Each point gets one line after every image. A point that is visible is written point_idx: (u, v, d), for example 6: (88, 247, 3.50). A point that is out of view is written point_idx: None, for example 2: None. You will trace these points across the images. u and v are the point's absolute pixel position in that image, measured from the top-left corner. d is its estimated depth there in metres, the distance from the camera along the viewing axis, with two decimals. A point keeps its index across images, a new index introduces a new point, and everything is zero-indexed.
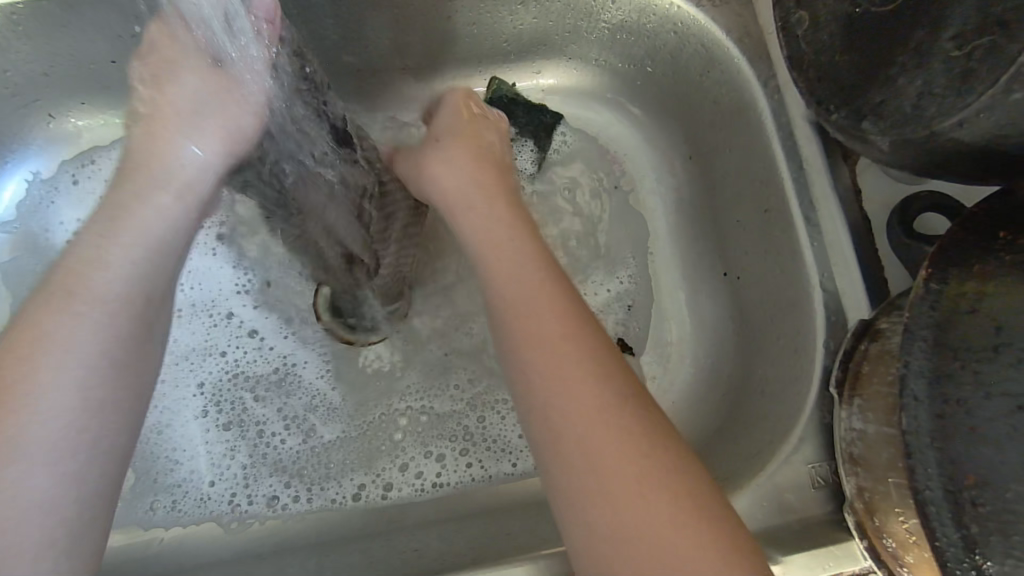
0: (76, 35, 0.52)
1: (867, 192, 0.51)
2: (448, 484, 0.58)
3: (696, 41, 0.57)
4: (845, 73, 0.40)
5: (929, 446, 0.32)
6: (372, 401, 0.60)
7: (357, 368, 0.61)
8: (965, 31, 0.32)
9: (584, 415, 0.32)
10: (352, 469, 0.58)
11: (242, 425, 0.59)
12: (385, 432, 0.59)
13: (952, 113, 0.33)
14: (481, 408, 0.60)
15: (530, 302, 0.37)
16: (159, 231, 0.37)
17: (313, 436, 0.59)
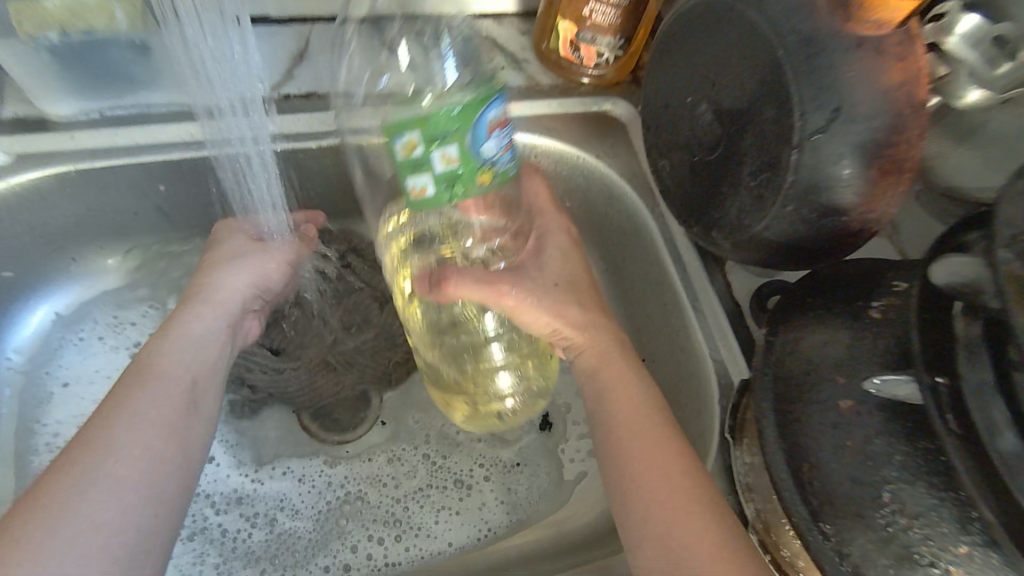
0: (110, 194, 0.65)
1: (737, 284, 0.66)
2: (394, 559, 0.63)
3: (600, 181, 0.75)
4: (696, 197, 0.56)
5: (779, 446, 0.44)
6: (321, 492, 0.66)
7: (312, 460, 0.67)
8: (754, 171, 0.48)
9: (653, 478, 0.49)
10: (307, 554, 0.63)
11: (209, 525, 0.64)
12: (336, 521, 0.64)
13: (760, 220, 0.49)
14: (423, 493, 0.66)
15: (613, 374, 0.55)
16: (188, 351, 0.53)
17: (269, 524, 0.64)
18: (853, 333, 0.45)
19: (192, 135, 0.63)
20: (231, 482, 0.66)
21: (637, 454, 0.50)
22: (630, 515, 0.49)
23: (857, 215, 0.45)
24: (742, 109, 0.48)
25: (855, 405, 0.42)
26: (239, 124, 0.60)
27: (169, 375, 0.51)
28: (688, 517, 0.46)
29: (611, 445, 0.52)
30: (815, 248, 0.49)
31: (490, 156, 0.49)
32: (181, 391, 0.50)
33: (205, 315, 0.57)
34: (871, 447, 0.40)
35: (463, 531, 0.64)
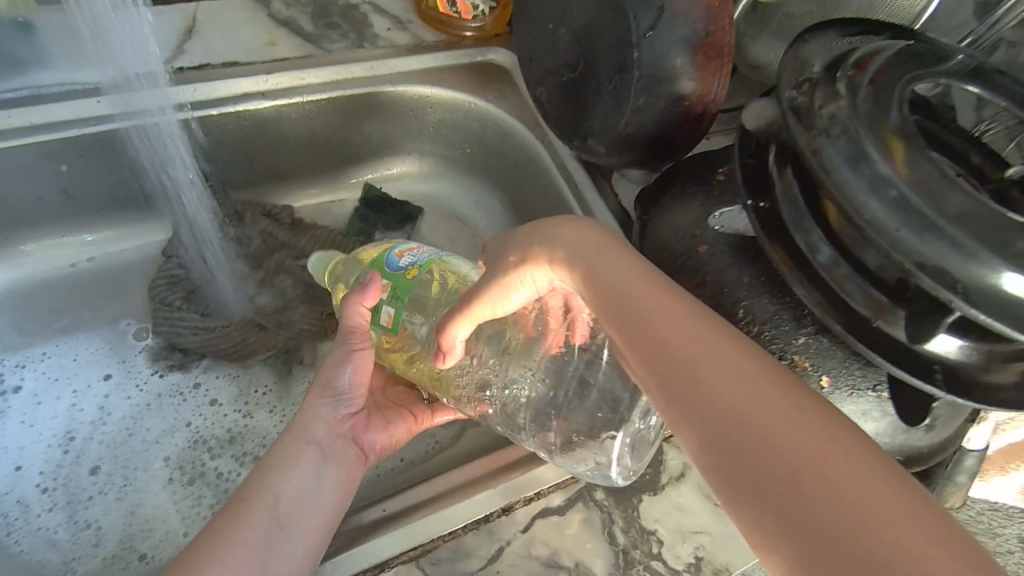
0: (12, 178, 0.65)
1: (622, 194, 0.75)
2: (355, 478, 0.67)
3: (493, 122, 0.81)
4: (570, 113, 0.64)
5: None
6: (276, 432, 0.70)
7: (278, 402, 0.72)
8: (610, 76, 0.56)
9: (748, 403, 0.32)
10: None
11: (199, 461, 0.68)
12: None
13: (620, 118, 0.57)
14: None
15: (635, 287, 0.41)
16: (279, 475, 0.48)
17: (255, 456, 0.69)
18: (706, 195, 0.54)
19: (91, 111, 0.65)
20: (224, 418, 0.70)
21: (700, 364, 0.35)
22: (724, 451, 0.32)
23: (696, 98, 0.54)
24: (590, 23, 0.56)
25: (709, 248, 0.50)
26: (150, 96, 0.65)
27: (249, 505, 0.45)
28: (830, 457, 0.30)
29: (645, 349, 0.38)
30: (667, 135, 0.57)
31: (410, 262, 0.57)
32: (269, 522, 0.45)
33: (302, 451, 0.50)
34: (724, 278, 0.48)
35: (412, 450, 0.70)
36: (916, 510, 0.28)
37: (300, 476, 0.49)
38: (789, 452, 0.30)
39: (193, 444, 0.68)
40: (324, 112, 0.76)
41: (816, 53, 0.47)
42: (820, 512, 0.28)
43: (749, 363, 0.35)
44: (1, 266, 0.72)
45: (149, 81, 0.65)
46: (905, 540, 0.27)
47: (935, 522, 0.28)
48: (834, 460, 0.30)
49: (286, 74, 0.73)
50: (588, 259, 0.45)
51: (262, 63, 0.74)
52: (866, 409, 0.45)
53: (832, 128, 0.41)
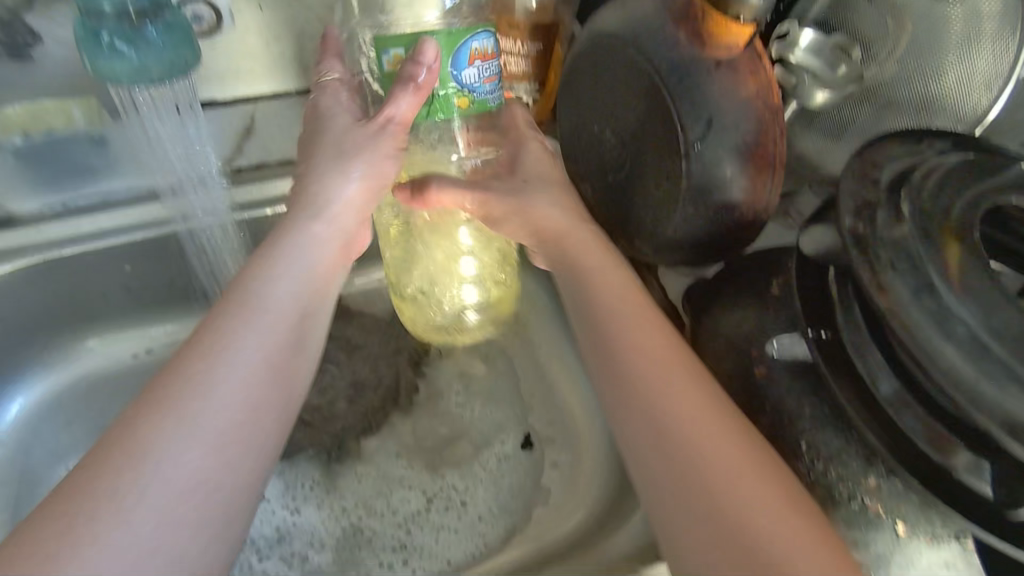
0: (80, 278, 0.69)
1: (671, 286, 0.73)
2: None
3: None
4: (614, 213, 0.63)
5: None
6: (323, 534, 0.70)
7: (324, 497, 0.73)
8: (656, 183, 0.56)
9: (681, 430, 0.43)
10: None
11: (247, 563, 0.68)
12: (355, 554, 0.69)
13: (669, 224, 0.56)
14: (429, 516, 0.71)
15: (623, 323, 0.51)
16: (270, 284, 0.51)
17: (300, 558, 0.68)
18: (762, 307, 0.51)
19: (156, 215, 0.68)
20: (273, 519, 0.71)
21: (659, 400, 0.45)
22: (659, 473, 0.42)
23: (747, 207, 0.53)
24: (635, 130, 0.56)
25: (767, 370, 0.47)
26: (199, 200, 0.68)
27: (246, 320, 0.48)
28: (738, 477, 0.40)
29: (622, 397, 0.47)
30: (717, 241, 0.55)
31: (469, 84, 0.57)
32: (205, 396, 0.44)
33: (255, 323, 0.48)
34: (784, 403, 0.46)
35: (458, 551, 0.69)
36: (788, 523, 0.38)
37: (282, 274, 0.52)
38: (710, 489, 0.40)
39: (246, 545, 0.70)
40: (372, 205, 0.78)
41: (882, 157, 0.44)
42: (693, 479, 0.41)
43: (707, 404, 0.44)
44: (64, 365, 0.73)
45: (201, 187, 0.67)
46: (766, 527, 0.38)
47: (808, 534, 0.38)
48: (711, 442, 0.42)
49: None
50: (604, 298, 0.54)
51: None
52: (948, 559, 0.41)
53: (902, 258, 0.38)
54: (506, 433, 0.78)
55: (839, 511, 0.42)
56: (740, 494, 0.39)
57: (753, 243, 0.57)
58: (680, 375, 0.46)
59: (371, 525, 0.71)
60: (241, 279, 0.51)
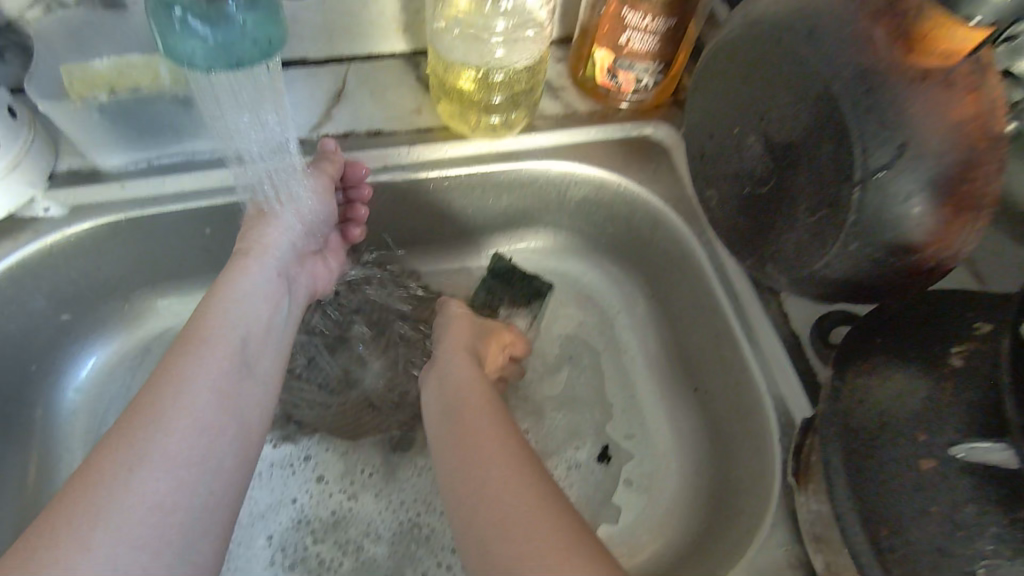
0: (161, 238, 0.66)
1: (795, 313, 0.64)
2: None
3: (642, 206, 0.73)
4: (746, 230, 0.54)
5: (848, 494, 0.42)
6: (381, 523, 0.67)
7: (381, 483, 0.69)
8: (813, 208, 0.46)
9: (492, 488, 0.48)
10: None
11: (301, 545, 0.66)
12: (413, 547, 0.66)
13: (818, 259, 0.46)
14: None
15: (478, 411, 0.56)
16: (236, 310, 0.56)
17: (354, 545, 0.66)
18: (937, 380, 0.41)
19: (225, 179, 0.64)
20: (329, 503, 0.67)
21: (479, 452, 0.51)
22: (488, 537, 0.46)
23: (930, 253, 0.42)
24: (797, 141, 0.45)
25: (937, 465, 0.39)
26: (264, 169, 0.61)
27: (213, 342, 0.53)
28: (552, 523, 0.44)
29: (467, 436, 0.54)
30: (878, 285, 0.46)
31: None
32: (179, 411, 0.48)
33: (203, 359, 0.52)
34: (960, 517, 0.37)
35: None
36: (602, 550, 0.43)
37: (262, 295, 0.60)
38: (506, 530, 0.45)
39: (295, 526, 0.66)
40: (461, 185, 0.71)
41: None
42: (529, 553, 0.43)
43: (515, 450, 0.51)
44: (143, 321, 0.72)
45: (276, 157, 0.61)
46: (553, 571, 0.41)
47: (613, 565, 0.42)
48: (495, 486, 0.48)
49: (432, 146, 0.70)
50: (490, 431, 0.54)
51: (407, 132, 0.70)
52: None
53: None
54: (580, 440, 0.73)
55: None
56: (529, 541, 0.43)
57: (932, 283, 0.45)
58: (499, 448, 0.51)
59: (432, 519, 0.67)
60: (204, 303, 0.56)
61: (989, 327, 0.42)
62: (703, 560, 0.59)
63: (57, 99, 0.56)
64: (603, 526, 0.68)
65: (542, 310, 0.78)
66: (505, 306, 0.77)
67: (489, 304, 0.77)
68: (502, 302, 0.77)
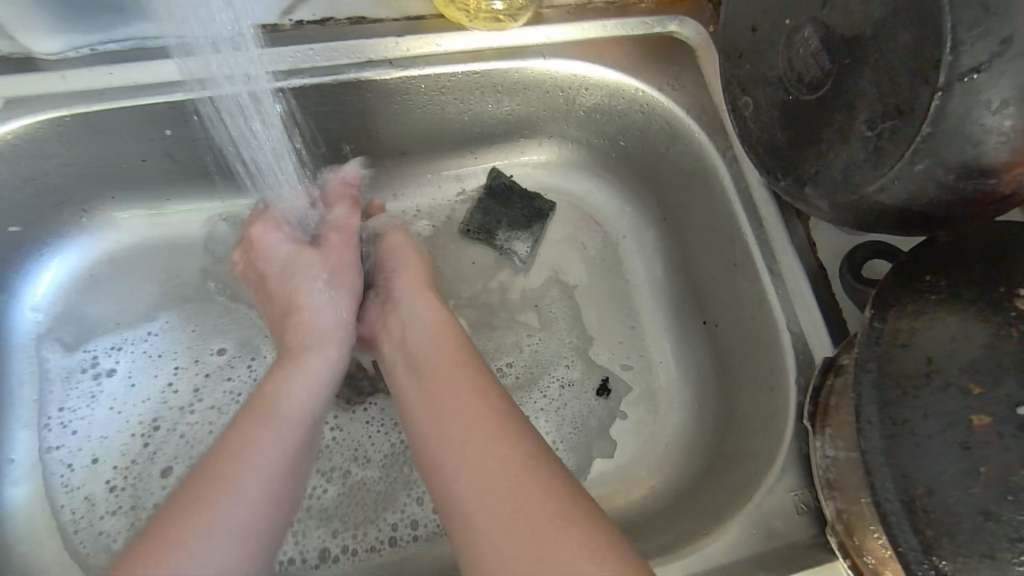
0: (113, 140, 0.58)
1: (823, 243, 0.58)
2: None
3: (662, 118, 0.64)
4: (786, 146, 0.46)
5: (883, 452, 0.37)
6: (365, 451, 0.62)
7: (360, 413, 0.63)
8: (876, 119, 0.38)
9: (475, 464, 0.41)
10: (386, 507, 0.60)
11: None
12: (403, 474, 0.61)
13: (872, 182, 0.39)
14: None
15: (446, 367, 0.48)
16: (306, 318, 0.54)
17: (339, 474, 0.61)
18: (996, 328, 0.36)
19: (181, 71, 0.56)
20: None
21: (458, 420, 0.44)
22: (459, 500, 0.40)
23: (1011, 179, 0.35)
24: (864, 35, 0.39)
25: (992, 422, 0.34)
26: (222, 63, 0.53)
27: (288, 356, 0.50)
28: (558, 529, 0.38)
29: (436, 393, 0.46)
30: (938, 214, 0.39)
31: None
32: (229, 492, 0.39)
33: (277, 437, 0.43)
34: (1013, 478, 0.33)
35: None
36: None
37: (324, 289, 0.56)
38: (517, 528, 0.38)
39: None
40: (457, 86, 0.63)
41: None
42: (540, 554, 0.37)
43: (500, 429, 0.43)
44: (101, 234, 0.66)
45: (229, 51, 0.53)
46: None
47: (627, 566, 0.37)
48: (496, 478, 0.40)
49: (421, 38, 0.60)
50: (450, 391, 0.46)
51: (395, 20, 0.61)
52: None
53: None
54: (572, 363, 0.68)
55: None
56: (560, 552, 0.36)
57: (1000, 213, 0.39)
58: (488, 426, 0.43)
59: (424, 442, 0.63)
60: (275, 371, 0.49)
61: None
62: (708, 500, 0.56)
63: None
64: (600, 460, 0.65)
65: (543, 233, 0.71)
66: (503, 229, 0.71)
67: (486, 225, 0.70)
68: (500, 223, 0.70)
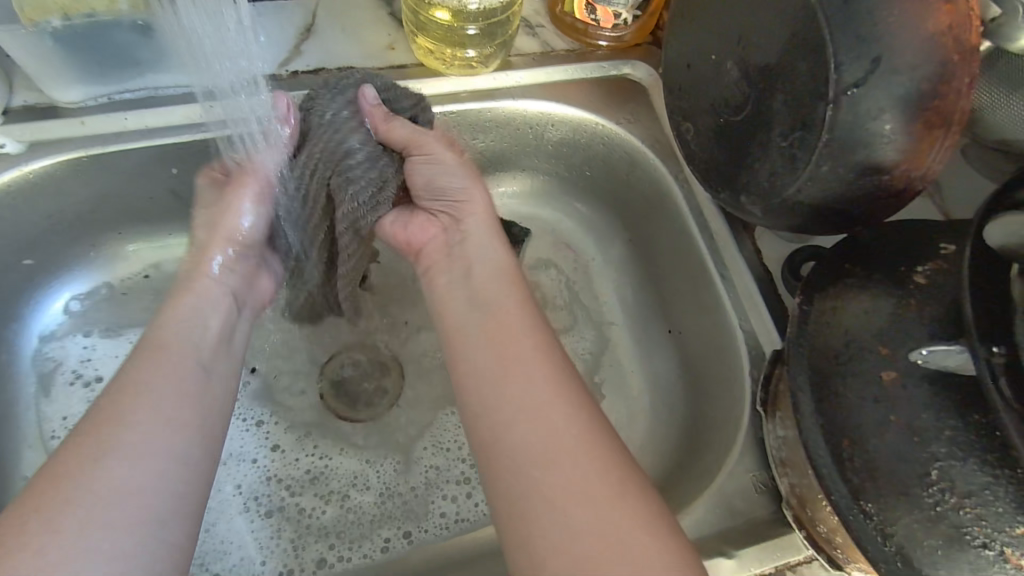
0: (125, 178, 0.64)
1: (768, 252, 0.65)
2: (450, 516, 0.64)
3: (621, 148, 0.72)
4: (722, 162, 0.53)
5: (814, 412, 0.42)
6: (355, 467, 0.66)
7: (349, 436, 0.67)
8: (788, 131, 0.46)
9: (549, 447, 0.42)
10: (377, 522, 0.63)
11: (276, 499, 0.64)
12: (392, 490, 0.65)
13: (792, 184, 0.46)
14: (464, 457, 0.67)
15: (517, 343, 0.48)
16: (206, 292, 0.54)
17: (331, 493, 0.64)
18: (898, 299, 0.42)
19: (191, 115, 0.62)
20: (301, 460, 0.66)
21: (537, 404, 0.44)
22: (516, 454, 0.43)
23: (900, 174, 0.42)
24: (773, 62, 0.46)
25: (898, 376, 0.40)
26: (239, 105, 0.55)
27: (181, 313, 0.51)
28: (589, 484, 0.41)
29: (503, 373, 0.47)
30: (848, 209, 0.46)
31: None
32: (126, 419, 0.42)
33: (162, 362, 0.47)
34: (919, 422, 0.38)
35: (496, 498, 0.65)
36: (632, 522, 0.40)
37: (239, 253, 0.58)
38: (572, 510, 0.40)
39: (266, 478, 0.65)
40: (437, 125, 0.70)
41: None
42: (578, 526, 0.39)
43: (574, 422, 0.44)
44: (110, 264, 0.71)
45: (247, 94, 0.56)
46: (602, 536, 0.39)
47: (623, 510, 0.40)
48: (577, 461, 0.42)
49: (403, 83, 0.68)
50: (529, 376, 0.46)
51: (379, 68, 0.69)
52: None
53: None
54: None
55: (964, 557, 0.36)
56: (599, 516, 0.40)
57: (900, 205, 0.45)
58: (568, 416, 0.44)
59: (410, 459, 0.66)
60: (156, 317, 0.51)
61: (955, 248, 0.43)
62: (677, 490, 0.60)
63: (8, 23, 0.53)
64: None
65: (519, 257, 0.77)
66: None
67: None
68: None
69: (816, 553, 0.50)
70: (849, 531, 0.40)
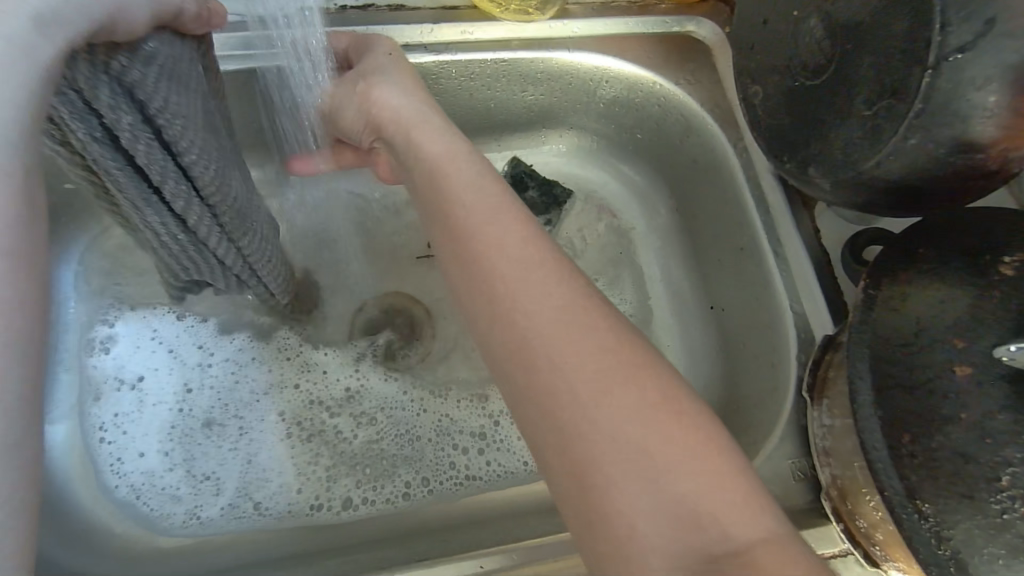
0: None
1: (827, 232, 0.61)
2: (481, 467, 0.64)
3: (677, 111, 0.68)
4: (790, 130, 0.50)
5: (872, 403, 0.39)
6: (387, 405, 0.65)
7: (383, 378, 0.67)
8: (874, 100, 0.42)
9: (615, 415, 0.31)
10: (404, 464, 0.63)
11: (304, 430, 0.64)
12: (423, 435, 0.64)
13: (872, 157, 0.42)
14: (499, 412, 0.66)
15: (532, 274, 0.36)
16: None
17: (361, 430, 0.64)
18: (977, 290, 0.39)
19: None
20: (330, 391, 0.66)
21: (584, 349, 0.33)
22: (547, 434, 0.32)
23: (998, 153, 0.39)
24: (866, 22, 0.42)
25: (972, 371, 0.37)
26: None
27: None
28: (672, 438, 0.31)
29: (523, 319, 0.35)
30: (931, 186, 0.42)
31: None
32: None
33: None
34: (990, 424, 0.36)
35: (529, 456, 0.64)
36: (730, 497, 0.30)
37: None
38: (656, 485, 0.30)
39: (297, 403, 0.65)
40: (487, 73, 0.67)
41: None
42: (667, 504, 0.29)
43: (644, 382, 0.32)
44: None
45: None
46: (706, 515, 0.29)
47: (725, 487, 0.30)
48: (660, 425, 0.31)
49: (454, 26, 0.65)
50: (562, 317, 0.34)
51: (431, 9, 0.65)
52: None
53: None
54: None
55: None
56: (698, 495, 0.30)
57: (993, 185, 0.41)
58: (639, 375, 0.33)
59: (443, 409, 0.65)
60: None
61: None
62: None
63: None
64: None
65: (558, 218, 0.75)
66: None
67: None
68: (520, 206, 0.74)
69: (852, 548, 0.48)
70: (899, 529, 0.37)
